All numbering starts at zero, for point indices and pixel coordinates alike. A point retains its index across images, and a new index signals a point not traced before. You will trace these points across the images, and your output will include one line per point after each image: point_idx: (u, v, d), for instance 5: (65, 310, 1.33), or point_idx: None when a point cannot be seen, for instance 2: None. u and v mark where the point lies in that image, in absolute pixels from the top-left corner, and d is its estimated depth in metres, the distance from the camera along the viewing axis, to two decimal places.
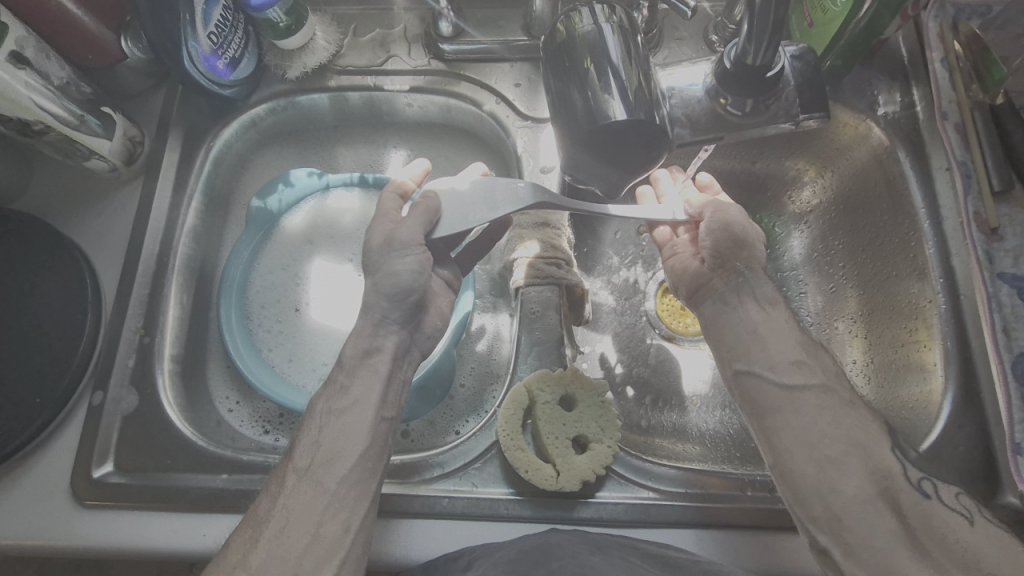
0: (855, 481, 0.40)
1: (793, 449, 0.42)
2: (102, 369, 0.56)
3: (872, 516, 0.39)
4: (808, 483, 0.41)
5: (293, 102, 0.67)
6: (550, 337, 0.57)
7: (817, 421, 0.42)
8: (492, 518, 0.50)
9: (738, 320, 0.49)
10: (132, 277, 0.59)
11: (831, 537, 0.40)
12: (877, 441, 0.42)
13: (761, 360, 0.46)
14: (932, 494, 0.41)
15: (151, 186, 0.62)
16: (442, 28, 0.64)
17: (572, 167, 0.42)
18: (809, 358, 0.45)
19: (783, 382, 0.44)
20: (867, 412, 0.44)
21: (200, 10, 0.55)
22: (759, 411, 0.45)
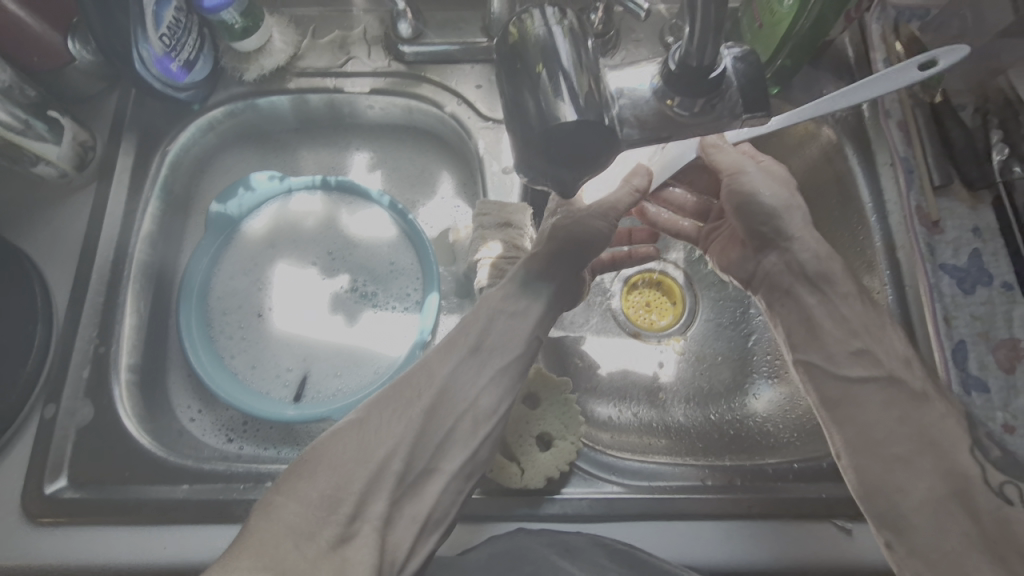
0: (926, 482, 0.43)
1: (858, 441, 0.46)
2: (55, 383, 0.54)
3: (926, 515, 0.43)
4: (875, 475, 0.45)
5: (251, 105, 0.66)
6: None
7: (884, 416, 0.46)
8: (458, 518, 0.50)
9: (798, 310, 0.53)
10: (84, 285, 0.57)
11: (896, 533, 0.43)
12: (953, 443, 0.44)
13: (817, 351, 0.51)
14: (1016, 499, 0.42)
15: (104, 191, 0.60)
16: (401, 29, 0.64)
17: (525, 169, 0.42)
18: (872, 345, 0.49)
19: (841, 374, 0.49)
20: (942, 409, 0.46)
21: (151, 12, 0.54)
22: (828, 403, 0.49)
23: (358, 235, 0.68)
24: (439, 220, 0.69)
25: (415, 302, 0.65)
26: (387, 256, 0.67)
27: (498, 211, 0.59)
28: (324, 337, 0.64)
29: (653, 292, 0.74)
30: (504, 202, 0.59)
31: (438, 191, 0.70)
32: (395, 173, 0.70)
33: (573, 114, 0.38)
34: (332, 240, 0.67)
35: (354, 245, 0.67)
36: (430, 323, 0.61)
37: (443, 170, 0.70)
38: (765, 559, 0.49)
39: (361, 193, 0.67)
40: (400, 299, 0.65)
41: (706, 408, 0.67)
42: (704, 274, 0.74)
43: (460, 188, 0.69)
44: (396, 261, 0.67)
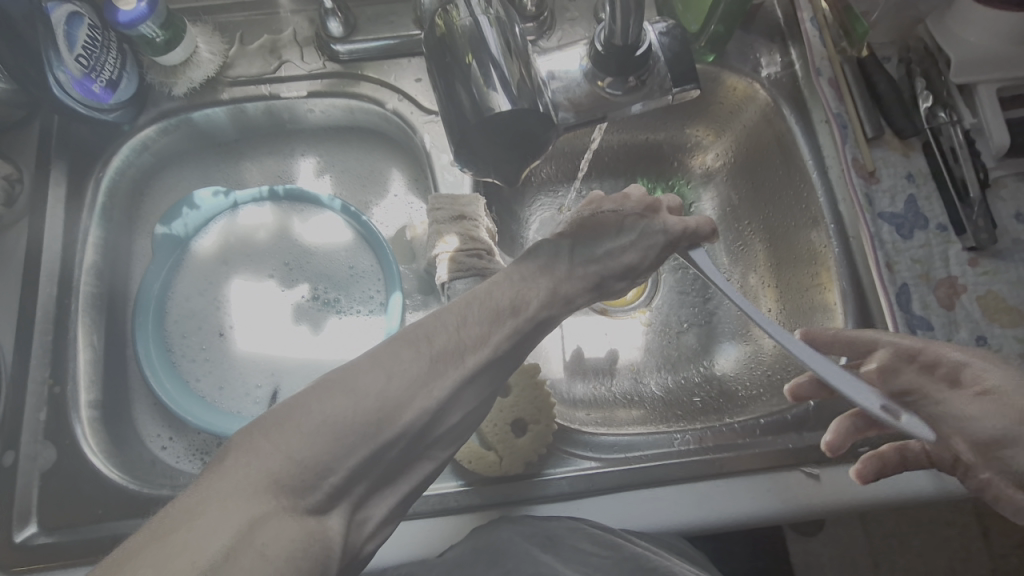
0: None
1: None
2: (11, 429, 0.52)
3: None
4: None
5: (185, 120, 0.64)
6: None
7: None
8: (443, 511, 0.52)
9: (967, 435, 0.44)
10: (29, 325, 0.55)
11: None
12: None
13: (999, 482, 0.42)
14: None
15: (37, 224, 0.58)
16: (331, 28, 0.63)
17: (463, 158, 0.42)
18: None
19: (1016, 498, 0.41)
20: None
21: (63, 33, 0.52)
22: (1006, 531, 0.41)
23: (313, 243, 0.66)
24: (394, 219, 0.68)
25: (379, 304, 0.64)
26: (346, 260, 0.66)
27: (451, 205, 0.59)
28: (290, 350, 0.63)
29: None
30: (455, 196, 0.59)
31: (390, 189, 0.69)
32: (343, 176, 0.69)
33: (509, 104, 0.38)
34: (287, 250, 0.66)
35: (310, 254, 0.66)
36: (395, 324, 0.61)
37: (392, 168, 0.69)
38: (741, 513, 0.51)
39: (311, 201, 0.66)
40: (364, 303, 0.65)
41: (676, 372, 0.69)
42: None
43: (412, 184, 0.69)
44: (355, 265, 0.66)
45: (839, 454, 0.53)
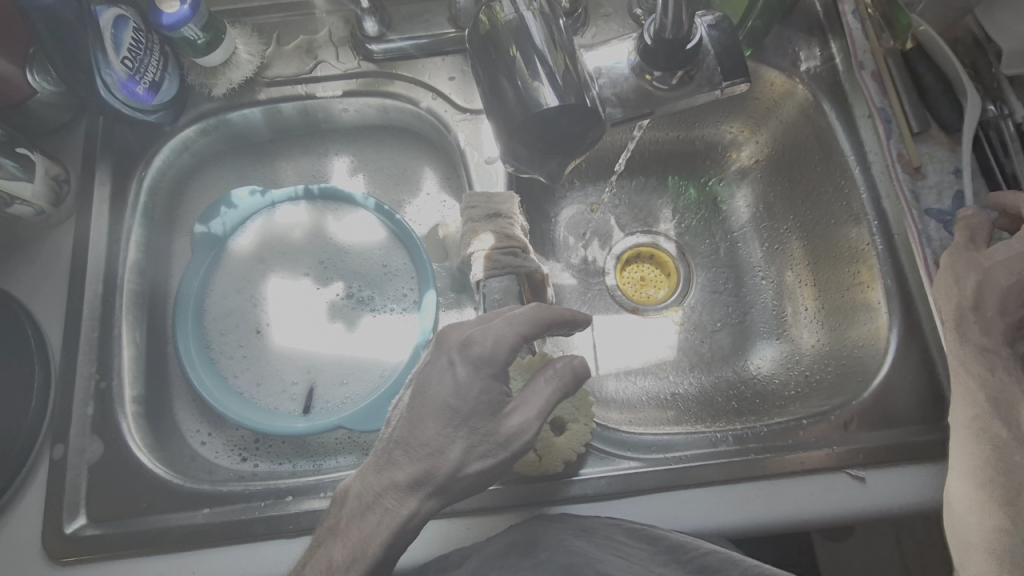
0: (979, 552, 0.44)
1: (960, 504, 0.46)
2: (58, 424, 0.53)
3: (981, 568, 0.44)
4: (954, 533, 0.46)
5: (223, 121, 0.65)
6: None
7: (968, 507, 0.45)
8: (483, 509, 0.51)
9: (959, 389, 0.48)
10: (78, 320, 0.56)
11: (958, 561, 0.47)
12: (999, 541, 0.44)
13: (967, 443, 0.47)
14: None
15: (84, 223, 0.59)
16: (367, 28, 0.63)
17: (511, 156, 0.43)
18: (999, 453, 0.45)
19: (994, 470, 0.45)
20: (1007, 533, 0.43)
21: (109, 36, 0.53)
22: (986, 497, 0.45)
23: (347, 243, 0.67)
24: (428, 218, 0.68)
25: (412, 303, 0.65)
26: (380, 259, 0.66)
27: (487, 202, 0.59)
28: (326, 347, 0.64)
29: (646, 266, 0.77)
30: (490, 193, 0.59)
31: (423, 188, 0.69)
32: (377, 174, 0.69)
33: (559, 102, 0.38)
34: (321, 248, 0.67)
35: (344, 253, 0.67)
36: (429, 322, 0.61)
37: (425, 167, 0.69)
38: (785, 514, 0.50)
39: (346, 201, 0.67)
40: (397, 302, 0.65)
41: (710, 372, 0.69)
42: (696, 242, 0.77)
43: (445, 183, 0.69)
44: (388, 263, 0.66)
45: (885, 456, 0.51)
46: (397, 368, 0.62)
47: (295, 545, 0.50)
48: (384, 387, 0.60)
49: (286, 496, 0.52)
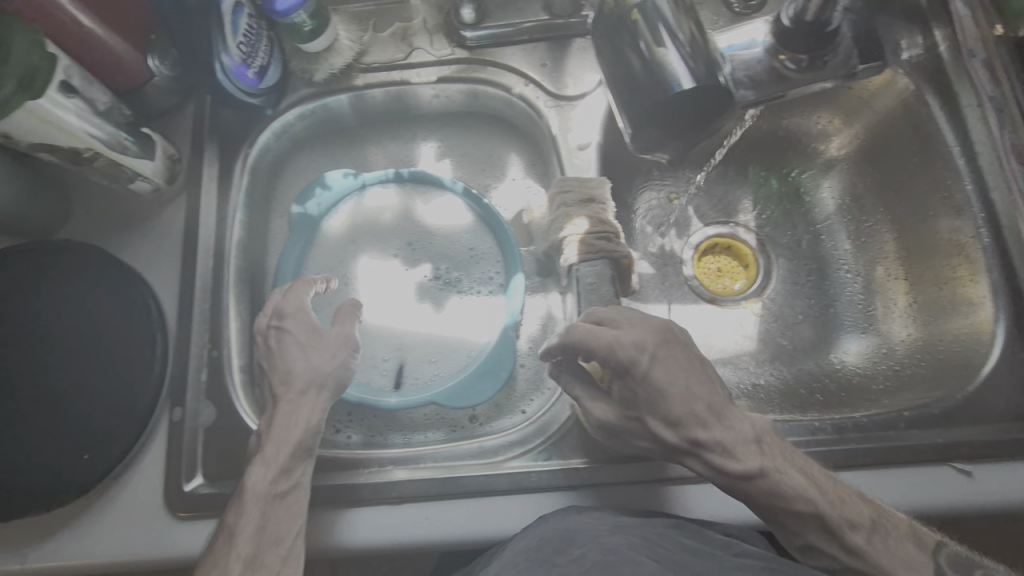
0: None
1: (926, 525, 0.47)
2: (174, 389, 0.57)
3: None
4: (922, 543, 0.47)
5: (321, 105, 0.67)
6: (607, 309, 0.57)
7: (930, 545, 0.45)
8: (578, 487, 0.52)
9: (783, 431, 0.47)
10: (190, 292, 0.59)
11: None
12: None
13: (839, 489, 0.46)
14: None
15: (195, 200, 0.62)
16: (463, 15, 0.64)
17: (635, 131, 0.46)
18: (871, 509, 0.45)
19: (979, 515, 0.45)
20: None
21: (229, 21, 0.55)
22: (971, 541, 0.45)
23: (434, 226, 0.69)
24: (513, 203, 0.70)
25: (498, 285, 0.66)
26: (467, 242, 0.68)
27: (580, 187, 0.60)
28: (415, 325, 0.66)
29: (723, 257, 0.77)
30: (583, 178, 0.60)
31: (508, 173, 0.70)
32: (463, 159, 0.71)
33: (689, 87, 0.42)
34: (410, 230, 0.69)
35: (431, 235, 0.69)
36: (518, 304, 0.63)
37: (510, 153, 0.70)
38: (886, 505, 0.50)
39: (434, 185, 0.68)
40: (483, 284, 0.67)
41: (792, 365, 0.70)
42: (777, 233, 0.76)
43: (530, 169, 0.70)
44: (474, 247, 0.68)
45: (990, 451, 0.51)
46: (485, 348, 0.64)
47: (397, 512, 0.52)
48: (473, 366, 0.62)
49: (391, 466, 0.55)
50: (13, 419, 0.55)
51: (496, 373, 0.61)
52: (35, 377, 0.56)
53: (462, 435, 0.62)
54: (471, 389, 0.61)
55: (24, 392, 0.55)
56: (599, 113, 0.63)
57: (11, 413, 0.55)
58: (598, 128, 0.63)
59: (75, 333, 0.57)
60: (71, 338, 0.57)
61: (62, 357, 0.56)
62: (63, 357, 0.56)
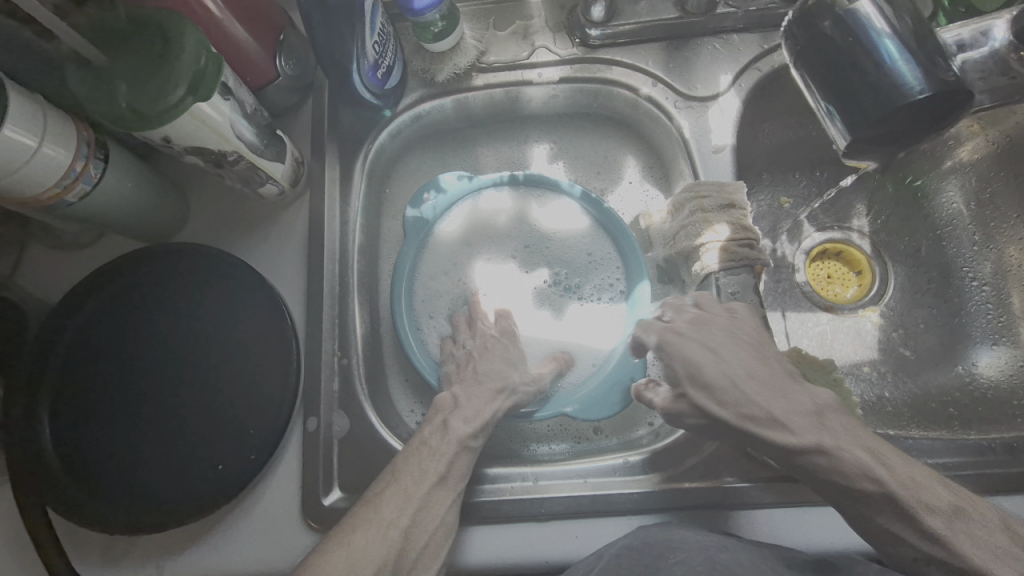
0: None
1: None
2: (308, 398, 0.56)
3: None
4: None
5: (439, 106, 0.65)
6: None
7: None
8: (734, 507, 0.50)
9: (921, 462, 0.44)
10: (318, 300, 0.58)
11: None
12: None
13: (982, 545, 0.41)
14: None
15: (318, 205, 0.60)
16: (593, 12, 0.62)
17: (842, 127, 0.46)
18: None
19: None
20: None
21: (369, 21, 0.53)
22: None
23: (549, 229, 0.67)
24: (630, 207, 0.68)
25: (620, 293, 0.64)
26: (586, 246, 0.66)
27: (719, 192, 0.58)
28: (536, 331, 0.64)
29: (834, 262, 0.75)
30: (721, 183, 0.58)
31: (625, 177, 0.68)
32: (577, 161, 0.69)
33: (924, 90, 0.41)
34: (525, 234, 0.67)
35: (547, 240, 0.67)
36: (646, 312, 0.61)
37: (627, 155, 0.69)
38: None
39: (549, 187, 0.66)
40: (603, 291, 0.65)
41: (917, 379, 0.68)
42: (893, 240, 0.74)
43: (648, 171, 0.68)
44: (594, 252, 0.66)
45: None
46: (610, 356, 0.61)
47: (544, 529, 0.51)
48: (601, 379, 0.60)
49: (533, 481, 0.54)
50: (146, 427, 0.54)
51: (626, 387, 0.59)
52: (167, 385, 0.55)
53: (589, 448, 0.60)
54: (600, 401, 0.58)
55: (157, 401, 0.54)
56: (733, 115, 0.61)
57: (144, 421, 0.54)
58: (734, 131, 0.61)
59: (207, 340, 0.56)
60: (202, 344, 0.56)
61: (193, 364, 0.55)
62: (194, 363, 0.55)
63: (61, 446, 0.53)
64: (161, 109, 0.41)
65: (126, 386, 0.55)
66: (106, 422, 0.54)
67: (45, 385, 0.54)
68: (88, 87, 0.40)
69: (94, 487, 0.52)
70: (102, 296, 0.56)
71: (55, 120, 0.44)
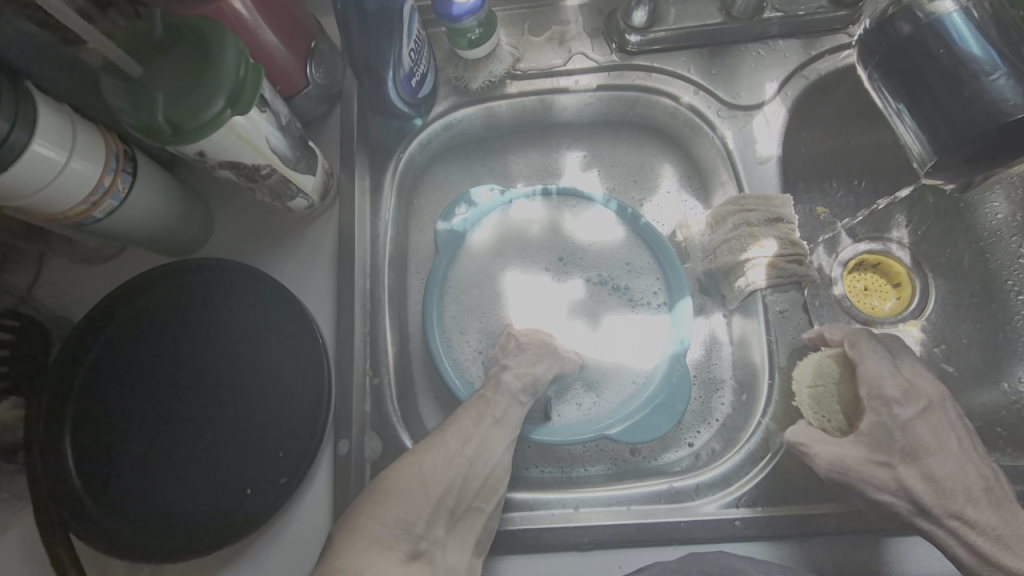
0: None
1: None
2: (339, 419, 0.54)
3: None
4: None
5: (471, 114, 0.63)
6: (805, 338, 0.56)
7: None
8: (785, 536, 0.49)
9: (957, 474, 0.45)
10: (349, 316, 0.56)
11: None
12: None
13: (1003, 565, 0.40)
14: None
15: (348, 218, 0.58)
16: (635, 17, 0.59)
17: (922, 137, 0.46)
18: None
19: None
20: None
21: (406, 28, 0.51)
22: None
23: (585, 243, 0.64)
24: (667, 219, 0.66)
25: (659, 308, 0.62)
26: (623, 259, 0.64)
27: (765, 205, 0.56)
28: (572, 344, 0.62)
29: (870, 274, 0.71)
30: (768, 196, 0.57)
31: (661, 187, 0.66)
32: (611, 171, 0.67)
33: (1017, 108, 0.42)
34: (559, 247, 0.64)
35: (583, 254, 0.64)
36: (688, 331, 0.59)
37: (663, 164, 0.66)
38: None
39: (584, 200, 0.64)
40: (642, 307, 0.62)
41: (964, 397, 0.64)
42: (934, 251, 0.70)
43: (685, 181, 0.66)
44: (632, 264, 0.64)
45: None
46: (652, 375, 0.59)
47: (587, 558, 0.49)
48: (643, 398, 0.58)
49: (574, 508, 0.52)
50: (172, 450, 0.52)
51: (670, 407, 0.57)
52: (194, 406, 0.53)
53: (627, 469, 0.58)
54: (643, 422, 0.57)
55: (183, 422, 0.52)
56: (779, 125, 0.60)
57: (169, 443, 0.52)
58: (779, 141, 0.60)
59: (234, 359, 0.54)
60: (231, 363, 0.54)
61: (222, 383, 0.53)
62: (222, 383, 0.53)
63: (82, 471, 0.51)
64: (199, 124, 0.39)
65: (151, 407, 0.53)
66: (130, 444, 0.52)
67: (68, 406, 0.52)
68: (123, 101, 0.39)
69: (116, 515, 0.50)
70: (126, 312, 0.54)
71: (85, 134, 0.42)
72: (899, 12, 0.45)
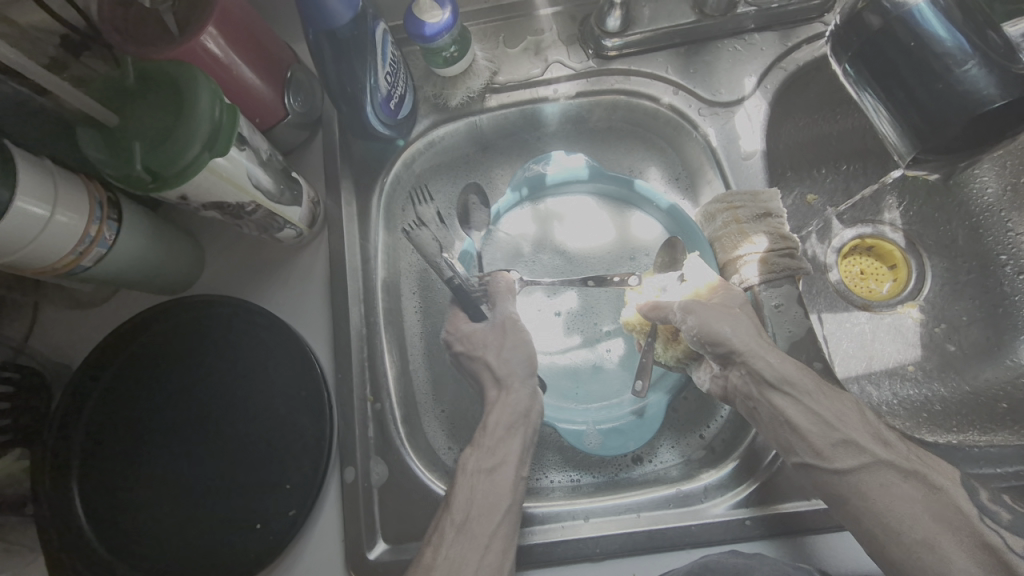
0: None
1: None
2: (343, 447, 0.54)
3: None
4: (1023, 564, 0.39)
5: (454, 130, 0.64)
6: (802, 330, 0.55)
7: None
8: (793, 531, 0.49)
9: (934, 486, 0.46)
10: (345, 343, 0.56)
11: None
12: None
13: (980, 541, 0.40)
14: None
15: (336, 244, 0.58)
16: (608, 23, 0.59)
17: (907, 130, 0.46)
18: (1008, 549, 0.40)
19: None
20: None
21: (381, 53, 0.51)
22: None
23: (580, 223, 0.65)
24: None
25: None
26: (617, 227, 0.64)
27: (753, 201, 0.57)
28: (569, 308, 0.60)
29: (865, 258, 0.70)
30: (755, 191, 0.57)
31: None
32: None
33: (994, 92, 0.42)
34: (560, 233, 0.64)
35: (592, 225, 0.64)
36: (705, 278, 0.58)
37: (648, 165, 0.66)
38: None
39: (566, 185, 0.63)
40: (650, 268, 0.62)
41: (968, 376, 0.64)
42: (926, 230, 0.69)
43: (672, 181, 0.66)
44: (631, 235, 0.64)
45: None
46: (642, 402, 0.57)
47: (600, 568, 0.49)
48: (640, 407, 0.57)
49: (585, 520, 0.52)
50: (180, 489, 0.52)
51: (626, 439, 0.55)
52: (197, 442, 0.53)
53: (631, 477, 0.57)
54: (586, 435, 0.55)
55: (188, 459, 0.53)
56: (761, 119, 0.60)
57: (176, 483, 0.52)
58: (762, 136, 0.60)
59: (235, 394, 0.54)
60: (230, 398, 0.54)
61: (224, 418, 0.53)
62: (225, 418, 0.53)
63: (91, 517, 0.51)
64: (177, 169, 0.39)
65: (155, 447, 0.53)
66: (136, 487, 0.52)
67: (72, 453, 0.52)
68: (101, 152, 0.39)
69: (130, 560, 0.50)
70: (122, 356, 0.54)
71: (66, 185, 0.42)
72: (867, 6, 0.45)
